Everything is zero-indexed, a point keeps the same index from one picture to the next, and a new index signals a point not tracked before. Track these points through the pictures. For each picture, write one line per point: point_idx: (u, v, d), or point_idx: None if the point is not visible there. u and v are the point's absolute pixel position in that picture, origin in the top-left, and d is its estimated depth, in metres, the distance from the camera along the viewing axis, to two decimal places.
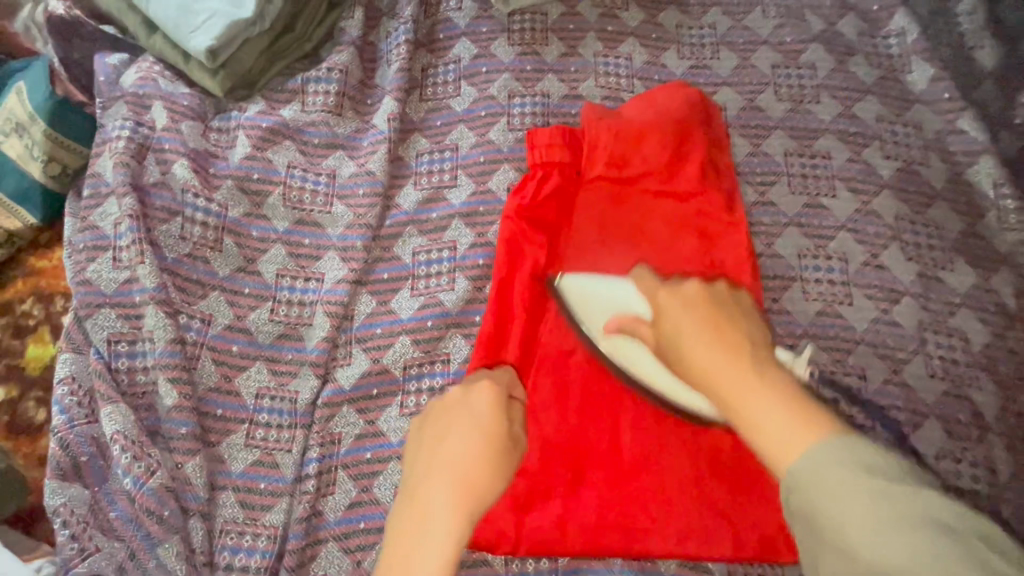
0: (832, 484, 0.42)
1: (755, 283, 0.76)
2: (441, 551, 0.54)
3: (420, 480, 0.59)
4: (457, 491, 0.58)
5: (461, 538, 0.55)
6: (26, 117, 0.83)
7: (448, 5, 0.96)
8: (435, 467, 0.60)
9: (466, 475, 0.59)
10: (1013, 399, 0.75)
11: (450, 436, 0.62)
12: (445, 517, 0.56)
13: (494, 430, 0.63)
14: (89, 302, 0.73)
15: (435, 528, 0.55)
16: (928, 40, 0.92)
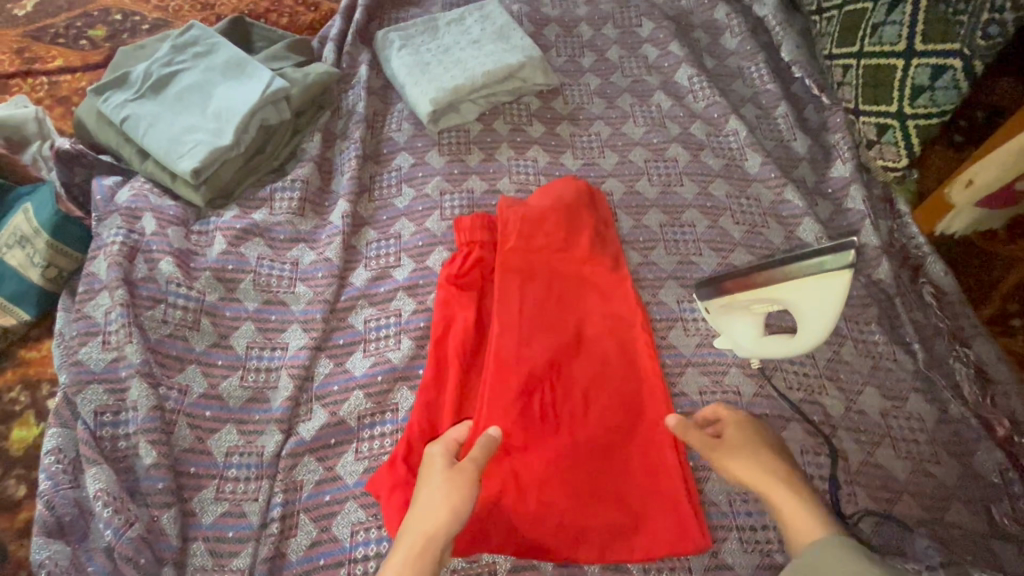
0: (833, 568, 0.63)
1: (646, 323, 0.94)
2: None
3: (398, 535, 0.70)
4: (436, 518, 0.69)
5: None
6: (31, 231, 0.99)
7: (391, 128, 1.21)
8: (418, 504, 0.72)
9: (426, 530, 0.69)
10: (855, 400, 0.93)
11: (422, 497, 0.72)
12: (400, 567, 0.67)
13: (453, 489, 0.72)
14: (80, 380, 0.85)
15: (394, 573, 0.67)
16: (756, 137, 1.22)
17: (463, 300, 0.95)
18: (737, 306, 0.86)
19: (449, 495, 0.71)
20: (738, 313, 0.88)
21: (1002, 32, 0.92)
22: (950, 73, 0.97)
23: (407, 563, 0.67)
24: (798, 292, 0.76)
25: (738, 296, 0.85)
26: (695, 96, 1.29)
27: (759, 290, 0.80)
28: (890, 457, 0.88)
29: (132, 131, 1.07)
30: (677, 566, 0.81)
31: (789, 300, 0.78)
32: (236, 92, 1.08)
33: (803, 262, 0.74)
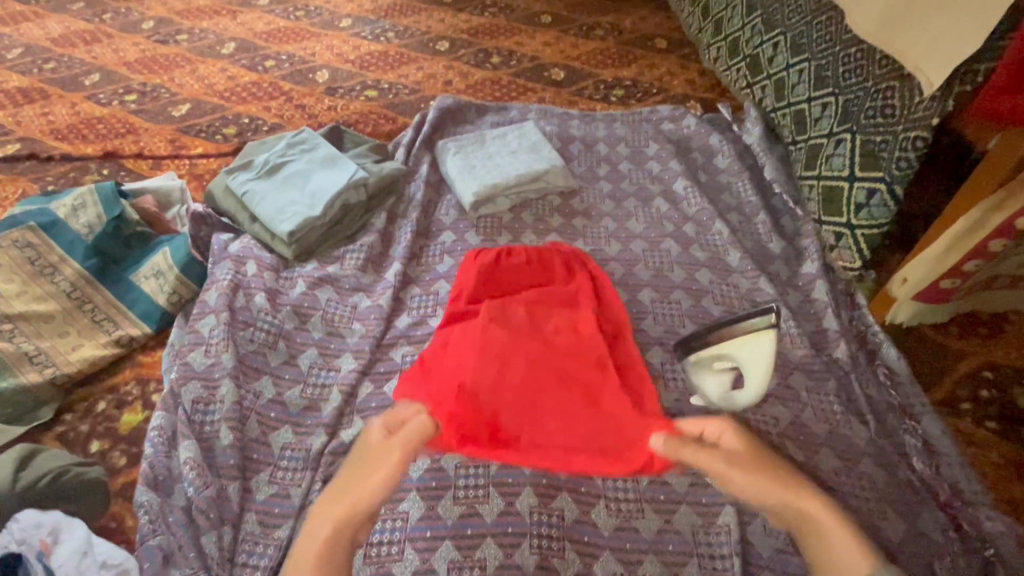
0: None
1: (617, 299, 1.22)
2: None
3: None
4: None
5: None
6: (166, 267, 1.31)
7: (440, 212, 1.54)
8: (325, 499, 0.97)
9: None
10: (811, 458, 1.07)
11: None
12: None
13: None
14: (185, 376, 1.11)
15: None
16: (738, 237, 1.47)
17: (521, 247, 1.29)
18: (705, 363, 1.11)
19: (360, 472, 0.98)
20: (705, 373, 1.11)
21: (910, 167, 1.24)
22: (880, 194, 1.29)
23: None
24: (744, 343, 1.07)
25: (703, 354, 1.12)
26: (688, 201, 1.57)
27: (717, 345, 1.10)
28: (840, 509, 1.01)
29: (250, 201, 1.43)
30: None
31: (738, 351, 1.07)
32: (329, 178, 1.44)
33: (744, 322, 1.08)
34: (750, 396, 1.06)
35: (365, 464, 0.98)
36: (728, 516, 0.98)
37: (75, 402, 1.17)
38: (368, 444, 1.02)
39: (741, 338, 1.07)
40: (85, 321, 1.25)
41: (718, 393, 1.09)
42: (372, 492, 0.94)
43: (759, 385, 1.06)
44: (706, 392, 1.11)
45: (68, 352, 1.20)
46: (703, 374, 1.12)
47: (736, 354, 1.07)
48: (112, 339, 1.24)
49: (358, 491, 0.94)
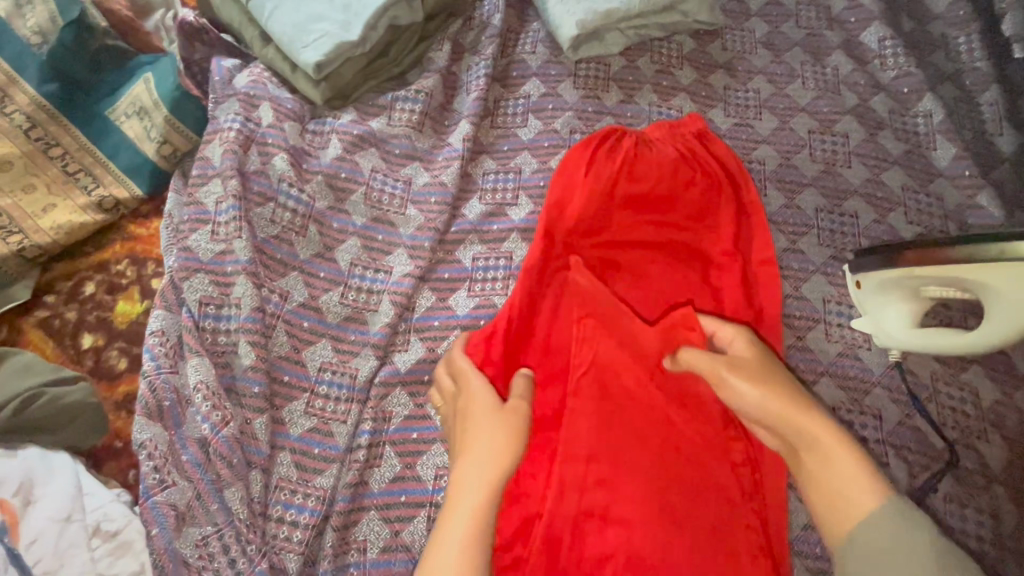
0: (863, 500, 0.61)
1: (771, 266, 0.89)
2: (473, 511, 0.62)
3: (453, 507, 0.63)
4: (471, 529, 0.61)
5: (484, 494, 0.63)
6: (152, 104, 0.95)
7: (524, 49, 1.08)
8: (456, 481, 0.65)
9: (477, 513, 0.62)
10: (1020, 454, 0.79)
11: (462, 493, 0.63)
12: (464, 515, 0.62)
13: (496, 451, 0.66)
14: (187, 267, 0.82)
15: (464, 510, 0.62)
16: (951, 123, 1.02)
17: (658, 143, 0.92)
18: (905, 284, 0.74)
19: (494, 432, 0.68)
20: (897, 295, 0.76)
21: None
22: None
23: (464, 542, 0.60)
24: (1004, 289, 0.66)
25: (913, 271, 0.72)
26: (882, 62, 1.09)
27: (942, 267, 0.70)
28: None
29: (258, 11, 0.98)
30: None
31: (987, 281, 0.66)
32: None
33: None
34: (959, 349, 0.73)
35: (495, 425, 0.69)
36: None
37: (57, 282, 0.91)
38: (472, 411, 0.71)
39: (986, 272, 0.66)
40: (54, 171, 0.93)
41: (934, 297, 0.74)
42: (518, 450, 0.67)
43: (995, 343, 0.69)
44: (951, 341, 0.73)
45: (36, 215, 0.91)
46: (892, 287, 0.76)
47: (983, 288, 0.67)
48: (93, 201, 0.93)
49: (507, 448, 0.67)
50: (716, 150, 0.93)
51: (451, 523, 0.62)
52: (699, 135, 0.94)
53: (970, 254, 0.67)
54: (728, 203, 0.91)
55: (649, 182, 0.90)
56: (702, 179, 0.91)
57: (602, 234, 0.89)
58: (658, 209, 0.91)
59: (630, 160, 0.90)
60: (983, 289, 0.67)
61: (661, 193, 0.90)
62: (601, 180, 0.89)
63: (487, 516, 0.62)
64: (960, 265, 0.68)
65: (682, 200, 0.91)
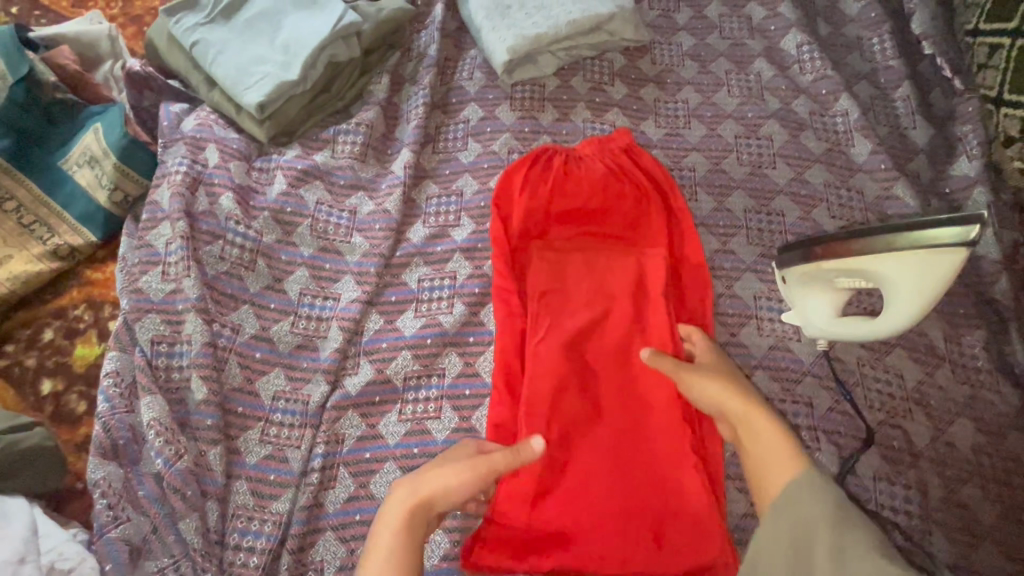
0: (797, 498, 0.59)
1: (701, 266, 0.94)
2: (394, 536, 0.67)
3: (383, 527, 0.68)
4: (397, 553, 0.66)
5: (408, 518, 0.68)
6: (101, 152, 0.98)
7: (462, 76, 1.13)
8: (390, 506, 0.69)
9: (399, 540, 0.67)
10: (943, 430, 0.84)
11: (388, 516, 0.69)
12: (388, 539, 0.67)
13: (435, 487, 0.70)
14: (140, 308, 0.85)
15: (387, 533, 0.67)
16: (868, 121, 1.08)
17: (587, 158, 0.97)
18: (820, 276, 0.78)
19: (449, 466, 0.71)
20: (816, 287, 0.80)
21: None
22: None
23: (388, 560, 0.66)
24: (902, 276, 0.70)
25: (823, 265, 0.76)
26: (802, 66, 1.15)
27: (845, 259, 0.73)
28: (976, 497, 0.80)
29: (202, 57, 1.02)
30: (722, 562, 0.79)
31: (882, 270, 0.71)
32: (306, 24, 1.02)
33: (926, 232, 0.66)
34: (869, 333, 0.77)
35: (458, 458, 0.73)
36: None
37: (15, 331, 0.94)
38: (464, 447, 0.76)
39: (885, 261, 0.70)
40: (10, 224, 0.96)
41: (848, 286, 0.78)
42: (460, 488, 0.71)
43: (897, 324, 0.73)
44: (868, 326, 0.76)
45: None
46: (811, 278, 0.80)
47: (882, 278, 0.71)
48: (47, 250, 0.96)
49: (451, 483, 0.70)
50: (645, 162, 0.98)
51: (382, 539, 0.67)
52: (627, 149, 0.99)
53: (866, 246, 0.71)
54: (659, 213, 0.96)
55: (581, 196, 0.95)
56: (632, 192, 0.96)
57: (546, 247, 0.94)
58: (591, 223, 0.97)
59: (564, 177, 0.95)
60: (880, 278, 0.71)
61: (595, 208, 0.96)
62: (538, 197, 0.95)
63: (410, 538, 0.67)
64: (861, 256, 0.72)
65: (613, 212, 0.96)
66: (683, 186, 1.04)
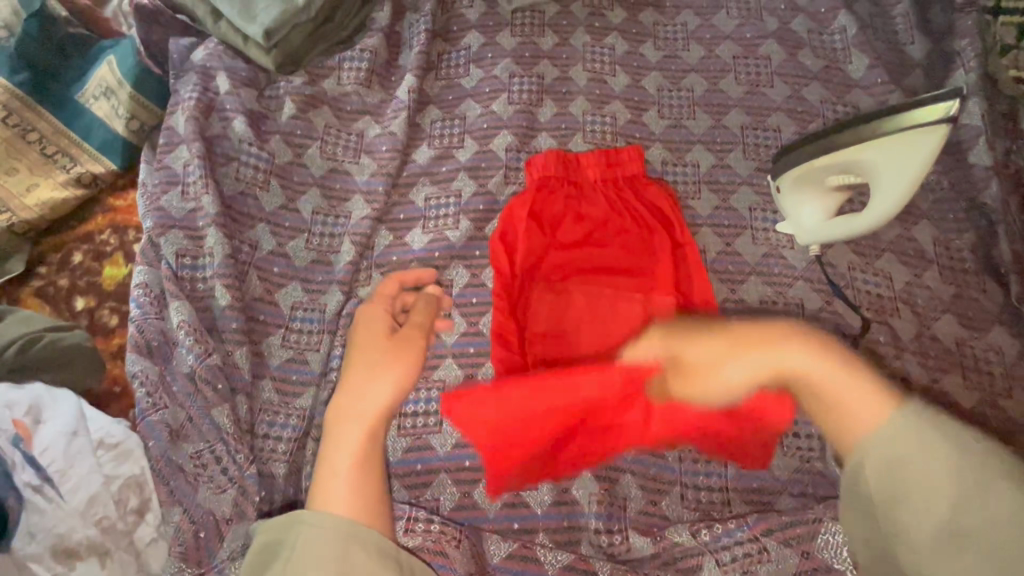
0: (913, 445, 0.48)
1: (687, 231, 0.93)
2: (349, 469, 0.61)
3: (324, 471, 0.62)
4: (357, 481, 0.61)
5: (362, 444, 0.63)
6: (116, 83, 1.03)
7: (462, 4, 1.14)
8: (331, 444, 0.64)
9: (354, 464, 0.62)
10: (929, 326, 0.88)
11: (334, 455, 0.62)
12: (345, 472, 0.61)
13: (374, 413, 0.65)
14: (163, 225, 0.90)
15: (340, 466, 0.62)
16: (867, 37, 1.09)
17: (569, 178, 0.96)
18: (812, 176, 0.81)
19: (370, 371, 0.68)
20: (809, 190, 0.83)
21: None
22: None
23: (346, 497, 0.59)
24: (891, 161, 0.72)
25: (815, 164, 0.79)
26: None
27: (835, 153, 0.76)
28: (956, 385, 0.84)
29: None
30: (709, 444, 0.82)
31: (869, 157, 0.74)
32: None
33: (904, 116, 0.70)
34: (860, 229, 0.80)
35: (388, 351, 0.72)
36: None
37: (47, 254, 0.99)
38: (381, 354, 0.71)
39: (873, 148, 0.72)
40: (33, 154, 1.00)
41: (839, 184, 0.80)
42: (404, 373, 0.69)
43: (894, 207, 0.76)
44: (859, 221, 0.79)
45: (21, 194, 0.98)
46: (802, 183, 0.82)
47: (869, 165, 0.74)
48: (71, 177, 1.01)
49: (381, 386, 0.67)
50: (631, 177, 0.96)
51: (330, 474, 0.61)
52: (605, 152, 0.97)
53: (854, 137, 0.74)
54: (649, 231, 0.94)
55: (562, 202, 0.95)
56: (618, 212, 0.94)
57: (537, 276, 0.92)
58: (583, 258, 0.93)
59: (548, 199, 0.95)
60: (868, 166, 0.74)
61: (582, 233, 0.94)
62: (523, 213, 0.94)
63: (366, 453, 0.63)
64: (850, 148, 0.75)
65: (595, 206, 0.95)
66: (681, 106, 1.06)
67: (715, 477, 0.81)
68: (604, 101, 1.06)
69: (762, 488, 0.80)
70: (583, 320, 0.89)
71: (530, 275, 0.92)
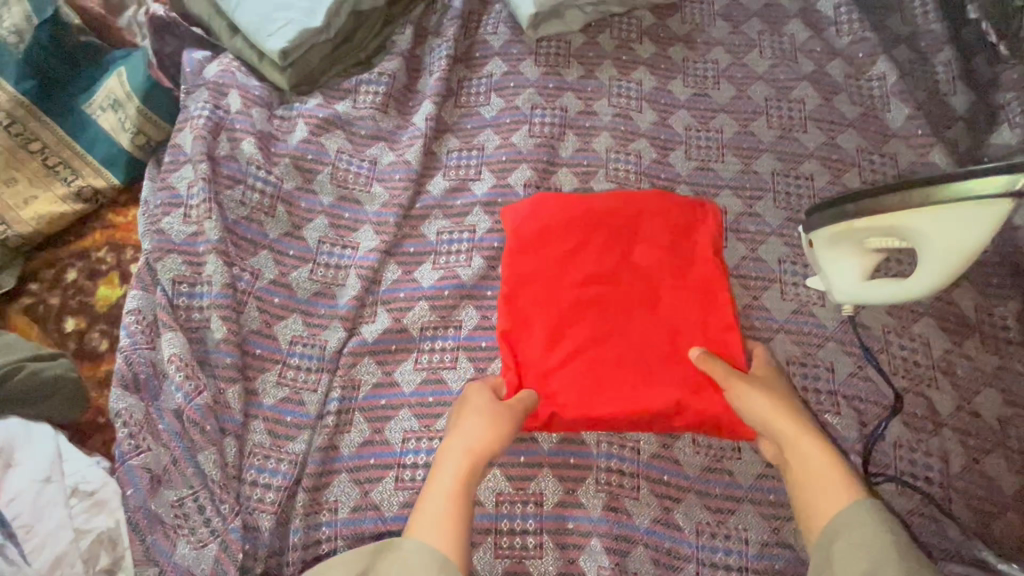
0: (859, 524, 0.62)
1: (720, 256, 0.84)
2: (444, 504, 0.66)
3: (427, 493, 0.67)
4: (451, 518, 0.64)
5: (457, 481, 0.67)
6: (124, 95, 0.99)
7: (486, 30, 1.11)
8: (437, 477, 0.68)
9: (449, 510, 0.65)
10: (969, 400, 0.82)
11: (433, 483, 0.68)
12: (439, 505, 0.66)
13: (477, 451, 0.70)
14: (161, 249, 0.86)
15: (437, 496, 0.66)
16: (906, 85, 1.04)
17: (576, 198, 0.86)
18: (850, 237, 0.75)
19: (480, 415, 0.72)
20: (845, 250, 0.77)
21: None
22: None
23: (437, 529, 0.63)
24: (944, 230, 0.67)
25: (854, 225, 0.74)
26: (838, 28, 1.10)
27: (878, 217, 0.71)
28: (998, 467, 0.78)
29: (224, 2, 1.01)
30: (727, 517, 0.76)
31: (926, 231, 0.69)
32: None
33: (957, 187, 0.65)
34: (906, 295, 0.75)
35: (480, 411, 0.73)
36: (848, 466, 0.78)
37: (39, 270, 0.95)
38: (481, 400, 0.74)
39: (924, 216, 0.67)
40: (34, 164, 0.96)
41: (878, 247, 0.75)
42: (500, 434, 0.71)
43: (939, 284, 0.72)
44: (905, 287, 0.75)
45: (18, 206, 0.94)
46: (839, 243, 0.77)
47: (916, 233, 0.69)
48: (71, 191, 0.97)
49: (485, 438, 0.70)
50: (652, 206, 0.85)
51: (429, 506, 0.66)
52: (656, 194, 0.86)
53: (901, 203, 0.68)
54: (671, 250, 0.83)
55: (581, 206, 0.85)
56: (632, 230, 0.84)
57: (542, 299, 0.81)
58: (593, 283, 0.82)
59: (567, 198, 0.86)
60: (923, 239, 0.69)
61: (593, 253, 0.83)
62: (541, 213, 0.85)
63: (461, 495, 0.66)
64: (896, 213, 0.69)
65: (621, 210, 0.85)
66: (710, 148, 1.01)
67: (734, 555, 0.75)
68: (629, 138, 1.02)
69: (784, 570, 0.74)
70: (592, 343, 0.79)
71: (535, 295, 0.82)
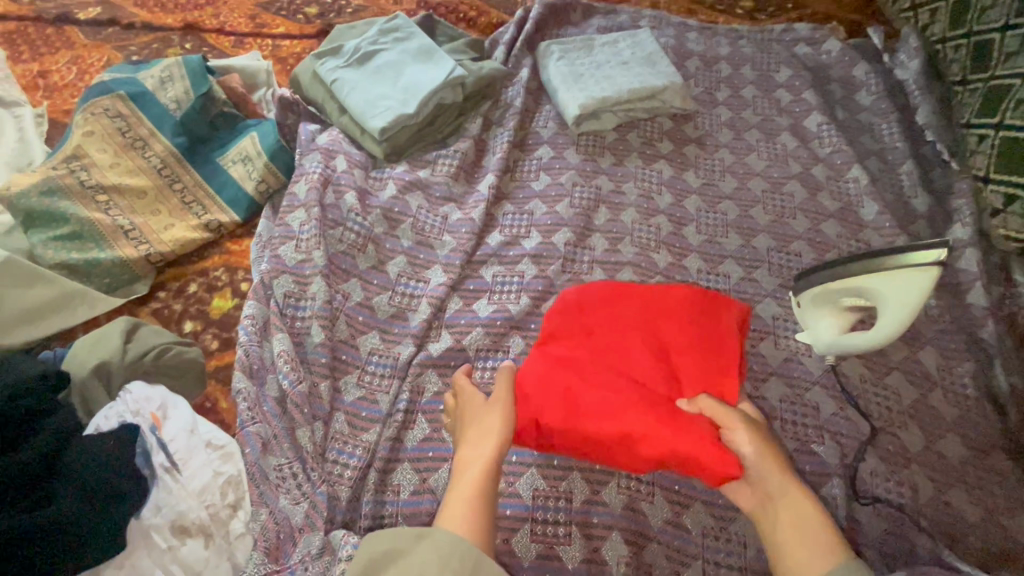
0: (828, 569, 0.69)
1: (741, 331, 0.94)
2: (462, 496, 0.74)
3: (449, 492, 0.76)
4: (471, 508, 0.72)
5: (475, 476, 0.76)
6: (255, 153, 1.26)
7: (538, 124, 1.40)
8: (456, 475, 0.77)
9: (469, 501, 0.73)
10: (933, 442, 0.97)
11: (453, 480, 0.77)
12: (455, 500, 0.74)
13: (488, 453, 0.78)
14: (277, 270, 1.08)
15: (458, 491, 0.75)
16: (876, 188, 1.29)
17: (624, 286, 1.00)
18: (827, 295, 0.95)
19: (493, 423, 0.82)
20: (825, 306, 0.97)
21: None
22: None
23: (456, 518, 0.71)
24: (894, 290, 0.87)
25: (830, 286, 0.94)
26: (821, 141, 1.38)
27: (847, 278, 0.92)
28: (960, 499, 0.92)
29: (338, 91, 1.31)
30: (730, 525, 0.90)
31: (882, 290, 0.88)
32: (422, 73, 1.30)
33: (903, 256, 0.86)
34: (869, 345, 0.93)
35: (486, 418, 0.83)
36: (832, 488, 0.93)
37: (167, 282, 1.17)
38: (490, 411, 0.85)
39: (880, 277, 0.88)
40: (175, 201, 1.22)
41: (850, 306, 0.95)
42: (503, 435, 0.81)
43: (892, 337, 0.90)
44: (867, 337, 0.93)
45: (159, 231, 1.18)
46: (820, 300, 0.97)
47: (875, 291, 0.89)
48: (201, 223, 1.20)
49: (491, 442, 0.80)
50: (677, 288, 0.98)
51: (451, 500, 0.74)
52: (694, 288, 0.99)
53: (865, 267, 0.89)
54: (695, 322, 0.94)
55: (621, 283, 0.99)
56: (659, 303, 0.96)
57: (563, 351, 0.93)
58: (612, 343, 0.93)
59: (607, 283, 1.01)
60: (881, 297, 0.89)
61: (618, 317, 0.95)
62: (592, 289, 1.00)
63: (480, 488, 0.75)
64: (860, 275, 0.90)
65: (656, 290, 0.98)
66: (717, 226, 1.24)
67: (734, 556, 0.88)
68: (651, 214, 1.25)
69: None
70: (589, 379, 0.89)
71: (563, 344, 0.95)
